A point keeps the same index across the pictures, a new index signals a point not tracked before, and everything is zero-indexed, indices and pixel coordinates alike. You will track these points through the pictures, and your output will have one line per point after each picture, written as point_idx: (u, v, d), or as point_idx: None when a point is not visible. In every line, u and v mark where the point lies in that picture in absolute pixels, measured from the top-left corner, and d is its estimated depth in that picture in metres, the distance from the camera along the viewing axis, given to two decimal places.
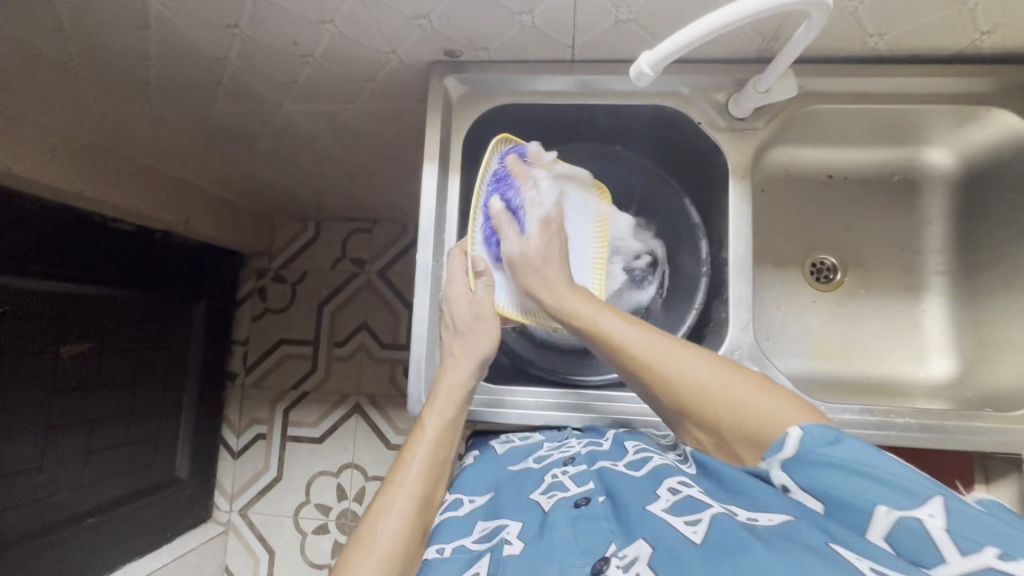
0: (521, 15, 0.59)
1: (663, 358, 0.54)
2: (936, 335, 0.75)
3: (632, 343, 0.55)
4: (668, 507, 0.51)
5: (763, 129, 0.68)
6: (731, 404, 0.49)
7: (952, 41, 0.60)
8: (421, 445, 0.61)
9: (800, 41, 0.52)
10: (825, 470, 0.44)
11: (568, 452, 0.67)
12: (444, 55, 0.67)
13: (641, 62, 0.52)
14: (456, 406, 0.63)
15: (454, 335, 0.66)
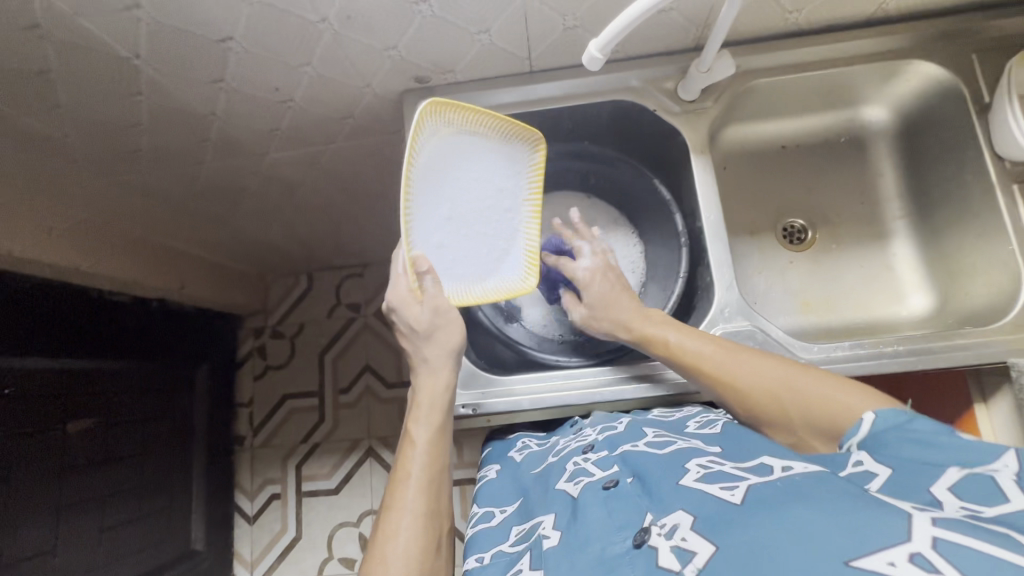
0: (479, 34, 0.66)
1: (727, 367, 0.63)
2: (908, 274, 0.80)
3: (704, 356, 0.64)
4: (700, 477, 0.52)
5: (713, 107, 0.74)
6: (799, 397, 0.57)
7: (860, 6, 0.68)
8: (414, 457, 0.66)
9: (726, 19, 0.59)
10: (898, 439, 0.48)
11: (586, 440, 0.70)
12: (415, 82, 0.74)
13: (591, 47, 0.56)
14: (440, 412, 0.68)
15: (422, 343, 0.70)
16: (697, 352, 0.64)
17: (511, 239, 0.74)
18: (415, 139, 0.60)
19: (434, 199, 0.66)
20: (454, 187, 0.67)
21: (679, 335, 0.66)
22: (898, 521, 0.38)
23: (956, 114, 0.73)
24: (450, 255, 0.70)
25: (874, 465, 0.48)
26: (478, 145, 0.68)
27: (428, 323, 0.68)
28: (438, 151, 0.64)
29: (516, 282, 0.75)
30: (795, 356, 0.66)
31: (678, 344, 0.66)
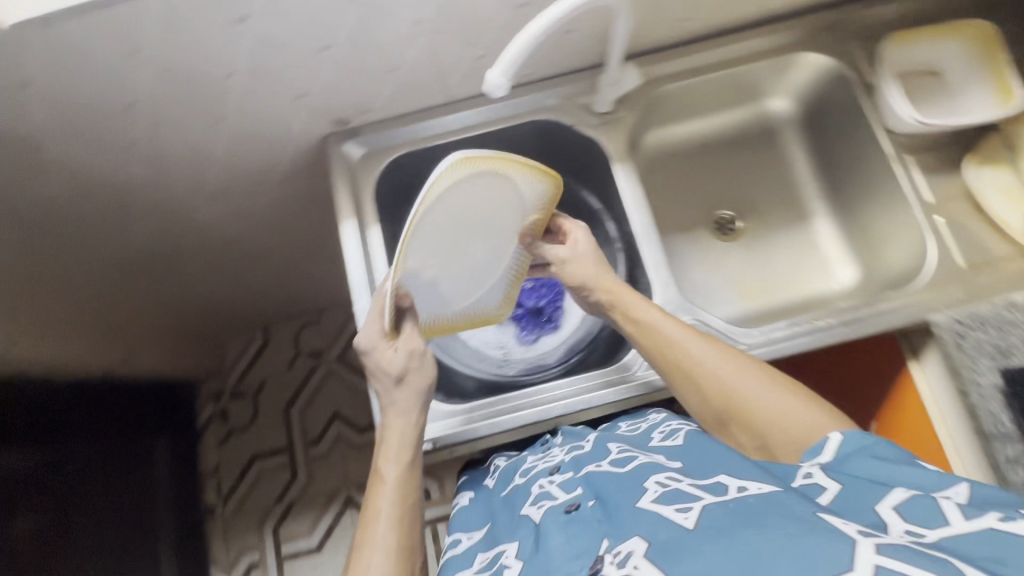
0: (392, 72, 0.67)
1: (716, 370, 0.62)
2: (832, 249, 0.85)
3: (696, 352, 0.63)
4: (657, 498, 0.51)
5: (628, 115, 0.77)
6: (773, 408, 0.59)
7: (745, 8, 0.73)
8: (383, 496, 0.63)
9: (621, 34, 0.62)
10: (862, 460, 0.51)
11: (552, 461, 0.70)
12: (336, 125, 0.74)
13: (492, 77, 0.53)
14: (411, 449, 0.65)
15: (392, 386, 0.66)
16: (671, 343, 0.65)
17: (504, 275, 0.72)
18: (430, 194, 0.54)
19: (433, 241, 0.61)
20: (458, 232, 0.63)
21: (655, 316, 0.66)
22: (842, 548, 0.37)
23: (846, 97, 0.78)
24: (435, 290, 0.68)
25: (823, 478, 0.50)
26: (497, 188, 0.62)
27: (400, 366, 0.66)
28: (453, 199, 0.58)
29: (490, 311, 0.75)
30: (739, 343, 0.69)
31: (672, 339, 0.65)
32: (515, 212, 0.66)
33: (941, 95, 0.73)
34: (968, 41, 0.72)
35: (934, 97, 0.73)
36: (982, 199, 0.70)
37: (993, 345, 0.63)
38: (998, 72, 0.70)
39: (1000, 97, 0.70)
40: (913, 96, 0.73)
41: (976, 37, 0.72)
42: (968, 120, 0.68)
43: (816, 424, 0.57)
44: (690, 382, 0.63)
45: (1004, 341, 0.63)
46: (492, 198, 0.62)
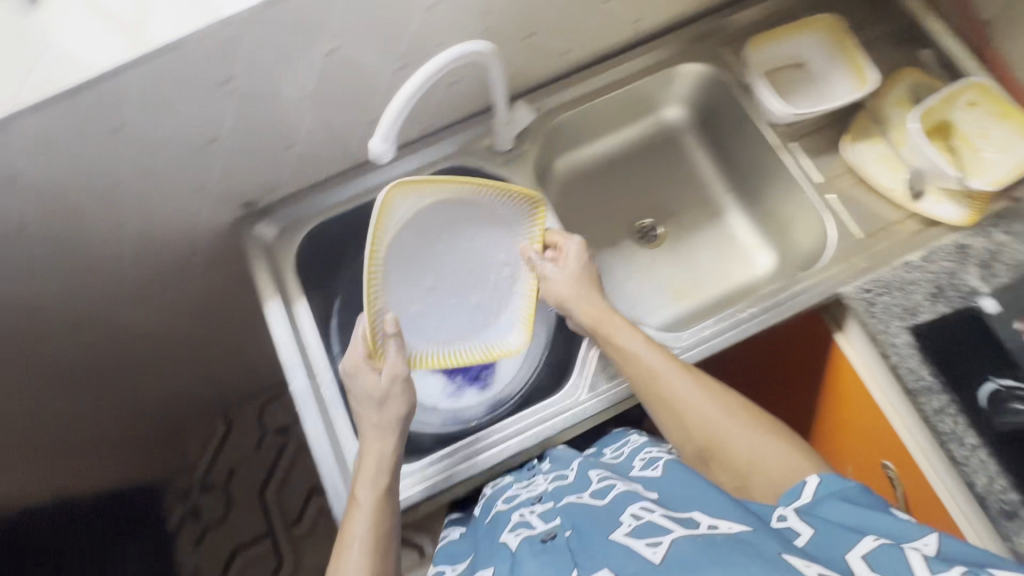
0: (288, 150, 0.68)
1: (696, 404, 0.64)
2: (748, 238, 0.88)
3: (675, 385, 0.65)
4: (630, 531, 0.51)
5: (531, 149, 0.80)
6: (751, 449, 0.61)
7: (617, 33, 0.78)
8: (358, 523, 0.60)
9: (497, 80, 0.64)
10: (837, 505, 0.51)
11: (535, 491, 0.68)
12: (245, 208, 0.74)
13: (374, 144, 0.53)
14: (387, 475, 0.63)
15: (375, 411, 0.64)
16: (654, 374, 0.66)
17: (504, 301, 0.76)
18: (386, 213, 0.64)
19: (415, 257, 0.71)
20: (440, 255, 0.72)
21: (638, 344, 0.68)
22: None
23: (728, 98, 0.83)
24: (433, 316, 0.72)
25: (798, 522, 0.50)
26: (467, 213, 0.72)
27: (382, 390, 0.64)
28: (417, 221, 0.69)
29: (505, 343, 0.75)
30: (672, 346, 0.71)
31: (653, 371, 0.66)
32: (496, 232, 0.75)
33: (805, 87, 0.79)
34: (816, 33, 0.78)
35: (800, 89, 0.79)
36: (864, 173, 0.75)
37: (900, 306, 0.67)
38: (852, 59, 0.77)
39: (858, 82, 0.76)
40: (780, 90, 0.79)
41: (827, 29, 0.78)
42: (832, 105, 0.74)
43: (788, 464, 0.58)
44: (671, 414, 0.65)
45: (908, 301, 0.67)
46: (464, 220, 0.73)
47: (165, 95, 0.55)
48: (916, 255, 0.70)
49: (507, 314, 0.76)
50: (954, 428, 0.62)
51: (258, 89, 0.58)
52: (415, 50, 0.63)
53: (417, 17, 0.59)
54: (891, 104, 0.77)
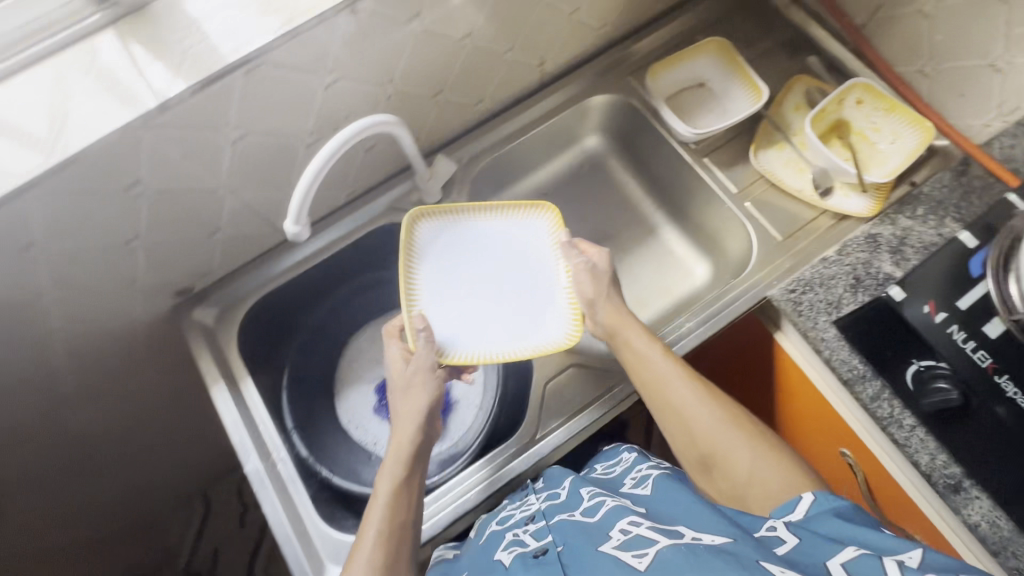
0: (213, 234, 0.69)
1: (703, 419, 0.64)
2: (685, 252, 0.91)
3: (681, 396, 0.65)
4: (618, 544, 0.50)
5: (459, 197, 0.82)
6: (754, 465, 0.60)
7: (525, 77, 0.81)
8: (376, 512, 0.59)
9: (408, 144, 0.66)
10: (830, 518, 0.51)
11: (528, 509, 0.65)
12: (180, 295, 0.74)
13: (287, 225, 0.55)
14: (406, 463, 0.63)
15: (400, 396, 0.67)
16: (666, 384, 0.66)
17: (546, 299, 0.77)
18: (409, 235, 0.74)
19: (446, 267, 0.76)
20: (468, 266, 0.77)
21: (652, 353, 0.69)
22: None
23: (642, 122, 0.87)
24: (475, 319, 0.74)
25: (786, 532, 0.49)
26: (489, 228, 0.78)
27: (404, 376, 0.68)
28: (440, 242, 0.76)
29: (556, 338, 0.74)
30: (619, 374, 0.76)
31: (658, 382, 0.67)
32: (524, 243, 0.79)
33: (707, 106, 0.84)
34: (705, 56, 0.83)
35: (703, 108, 0.84)
36: (774, 178, 0.79)
37: (824, 302, 0.68)
38: (743, 74, 0.82)
39: (753, 94, 0.81)
40: (684, 114, 0.84)
41: (715, 49, 0.83)
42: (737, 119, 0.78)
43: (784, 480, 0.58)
44: (679, 426, 0.65)
45: (831, 295, 0.69)
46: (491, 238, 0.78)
47: (70, 207, 0.54)
48: (833, 250, 0.73)
49: (552, 311, 0.76)
50: (891, 412, 0.61)
51: (169, 184, 0.59)
52: (326, 124, 0.64)
53: (320, 95, 0.60)
54: (789, 111, 0.83)
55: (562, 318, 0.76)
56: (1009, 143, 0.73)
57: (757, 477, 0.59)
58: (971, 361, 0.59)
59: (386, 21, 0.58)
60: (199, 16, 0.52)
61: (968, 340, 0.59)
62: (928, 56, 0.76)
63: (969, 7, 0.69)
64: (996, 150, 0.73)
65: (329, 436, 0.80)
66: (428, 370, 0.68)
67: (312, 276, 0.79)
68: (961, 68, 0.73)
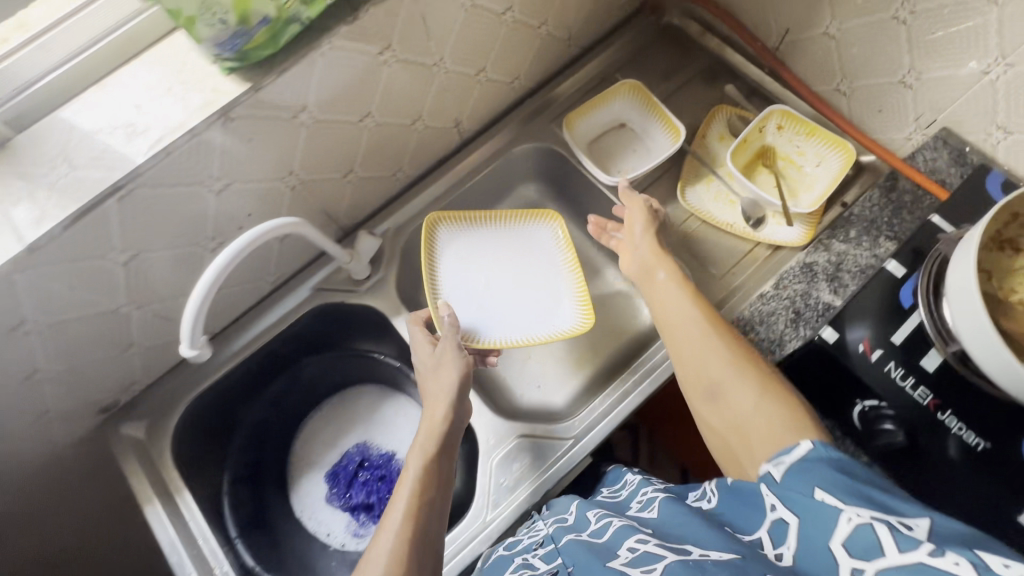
0: (128, 348, 0.66)
1: (713, 347, 0.59)
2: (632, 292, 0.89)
3: (694, 320, 0.62)
4: (627, 562, 0.44)
5: (389, 269, 0.79)
6: (761, 403, 0.53)
7: (444, 138, 0.79)
8: (406, 481, 0.57)
9: (318, 237, 0.64)
10: (824, 468, 0.43)
11: (536, 535, 0.56)
12: (104, 411, 0.71)
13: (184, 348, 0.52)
14: (436, 440, 0.61)
15: (432, 372, 0.67)
16: (683, 315, 0.63)
17: (560, 291, 0.81)
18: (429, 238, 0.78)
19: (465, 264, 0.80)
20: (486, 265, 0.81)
21: (674, 287, 0.66)
22: None
23: (570, 167, 0.85)
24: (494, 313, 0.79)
25: (785, 510, 0.42)
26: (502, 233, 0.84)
27: (434, 359, 0.68)
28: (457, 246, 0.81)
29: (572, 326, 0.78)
30: (563, 438, 0.70)
31: (671, 309, 0.64)
32: (535, 247, 0.84)
33: (631, 147, 0.84)
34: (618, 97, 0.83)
35: (627, 149, 0.84)
36: (703, 214, 0.77)
37: (767, 340, 0.65)
38: (660, 113, 0.82)
39: (672, 133, 0.81)
40: (609, 156, 0.84)
41: (630, 89, 0.83)
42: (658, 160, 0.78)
43: (782, 424, 0.50)
44: (687, 354, 0.60)
45: (773, 333, 0.66)
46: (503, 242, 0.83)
47: None
48: (769, 283, 0.70)
49: (566, 301, 0.80)
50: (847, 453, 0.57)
51: (59, 318, 0.56)
52: (226, 226, 0.62)
53: (211, 202, 0.58)
54: (714, 142, 0.82)
55: (577, 304, 0.80)
56: (931, 156, 0.70)
57: (758, 415, 0.52)
58: (912, 398, 0.57)
59: (267, 122, 0.56)
60: (64, 144, 0.50)
61: (907, 377, 0.57)
62: (842, 75, 0.74)
63: (870, 27, 0.67)
64: (920, 163, 0.71)
65: (281, 535, 0.76)
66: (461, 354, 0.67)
67: (245, 370, 0.76)
68: (875, 85, 0.72)
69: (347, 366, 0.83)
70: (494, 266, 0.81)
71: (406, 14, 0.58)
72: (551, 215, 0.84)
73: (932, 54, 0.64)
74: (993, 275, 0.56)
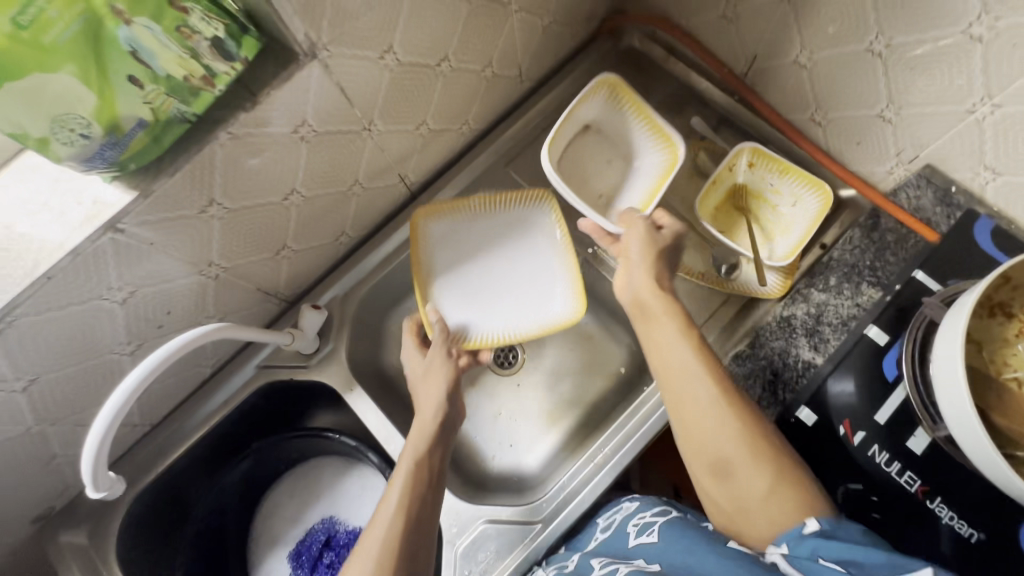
0: (55, 457, 0.61)
1: (722, 416, 0.49)
2: (604, 338, 0.84)
3: (702, 383, 0.51)
4: None
5: (340, 339, 0.73)
6: (776, 494, 0.46)
7: (389, 194, 0.73)
8: (397, 479, 0.54)
9: (232, 333, 0.57)
10: (832, 539, 0.41)
11: None
12: (38, 519, 0.66)
13: (88, 491, 0.48)
14: (428, 441, 0.58)
15: (421, 378, 0.65)
16: (686, 371, 0.52)
17: (554, 277, 0.75)
18: (417, 235, 0.73)
19: (455, 257, 0.76)
20: (478, 255, 0.77)
21: (679, 340, 0.53)
22: None
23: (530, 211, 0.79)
24: (486, 307, 0.75)
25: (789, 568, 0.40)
26: (492, 218, 0.76)
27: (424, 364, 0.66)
28: (446, 237, 0.75)
29: (566, 314, 0.72)
30: (530, 522, 0.65)
31: (679, 364, 0.52)
32: (528, 227, 0.77)
33: (603, 157, 0.74)
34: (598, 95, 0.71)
35: (598, 159, 0.74)
36: (682, 267, 0.70)
37: None
38: (641, 114, 0.72)
39: (658, 140, 0.71)
40: (581, 170, 0.74)
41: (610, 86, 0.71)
42: (637, 181, 0.73)
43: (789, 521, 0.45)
44: (690, 420, 0.50)
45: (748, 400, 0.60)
46: (494, 226, 0.77)
47: None
48: (745, 342, 0.64)
49: (560, 288, 0.75)
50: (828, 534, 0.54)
51: None
52: (142, 326, 0.56)
53: (118, 311, 0.53)
54: (681, 179, 0.77)
55: (571, 289, 0.74)
56: (915, 194, 0.63)
57: (769, 507, 0.46)
58: (898, 485, 0.54)
59: (167, 224, 0.49)
60: None
61: (892, 462, 0.54)
62: (815, 106, 0.68)
63: (842, 59, 0.61)
64: (903, 201, 0.64)
65: None
66: (447, 359, 0.65)
67: (192, 458, 0.71)
68: (852, 119, 0.65)
69: (297, 444, 0.77)
70: (485, 257, 0.76)
71: (319, 87, 0.51)
72: (535, 195, 0.76)
73: (910, 89, 0.57)
74: (983, 345, 0.51)
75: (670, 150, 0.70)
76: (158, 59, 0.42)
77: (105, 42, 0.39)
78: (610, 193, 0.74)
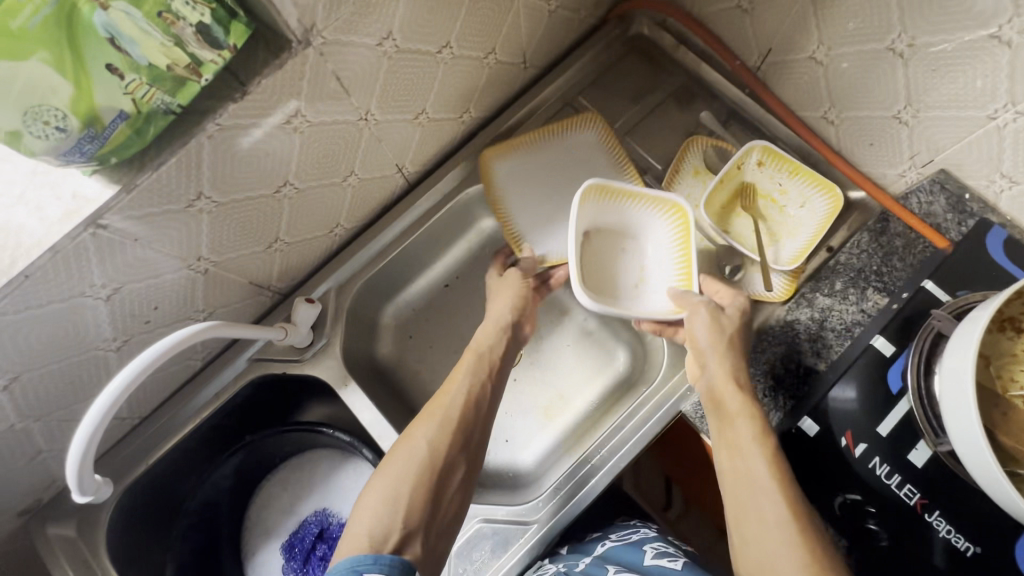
0: (42, 450, 0.59)
1: (787, 535, 0.47)
2: (603, 335, 0.83)
3: (770, 496, 0.49)
4: None
5: (334, 333, 0.72)
6: None
7: (386, 185, 0.70)
8: (461, 368, 0.63)
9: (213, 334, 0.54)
10: None
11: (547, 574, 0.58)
12: (25, 511, 0.64)
13: (71, 486, 0.47)
14: (494, 336, 0.67)
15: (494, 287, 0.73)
16: (756, 479, 0.51)
17: None
18: (490, 177, 0.74)
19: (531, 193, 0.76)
20: (551, 185, 0.77)
21: (751, 443, 0.52)
22: None
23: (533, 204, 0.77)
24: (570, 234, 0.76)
25: None
26: (556, 149, 0.76)
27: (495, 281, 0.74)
28: (518, 173, 0.76)
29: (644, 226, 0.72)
30: (525, 524, 0.65)
31: (747, 465, 0.51)
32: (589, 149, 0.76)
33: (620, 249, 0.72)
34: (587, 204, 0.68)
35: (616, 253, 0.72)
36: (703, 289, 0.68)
37: None
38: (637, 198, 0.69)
39: (666, 213, 0.69)
40: (607, 270, 0.71)
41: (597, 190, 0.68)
42: (663, 261, 0.70)
43: None
44: (752, 529, 0.49)
45: None
46: (559, 157, 0.76)
47: None
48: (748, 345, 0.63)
49: None
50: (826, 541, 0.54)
51: None
52: (128, 320, 0.54)
53: (102, 308, 0.50)
54: (686, 177, 0.74)
55: None
56: (927, 199, 0.61)
57: None
58: (898, 498, 0.53)
59: (151, 218, 0.47)
60: None
61: (892, 475, 0.54)
62: (829, 104, 0.65)
63: (861, 57, 0.58)
64: (914, 206, 0.62)
65: None
66: (523, 279, 0.72)
67: (183, 451, 0.70)
68: (865, 119, 0.63)
69: (290, 437, 0.76)
70: (558, 185, 0.77)
71: (312, 77, 0.48)
72: (586, 119, 0.75)
73: (931, 91, 0.55)
74: (990, 360, 0.50)
75: (680, 219, 0.68)
76: (138, 47, 0.39)
77: (79, 28, 0.37)
78: (643, 275, 0.71)
